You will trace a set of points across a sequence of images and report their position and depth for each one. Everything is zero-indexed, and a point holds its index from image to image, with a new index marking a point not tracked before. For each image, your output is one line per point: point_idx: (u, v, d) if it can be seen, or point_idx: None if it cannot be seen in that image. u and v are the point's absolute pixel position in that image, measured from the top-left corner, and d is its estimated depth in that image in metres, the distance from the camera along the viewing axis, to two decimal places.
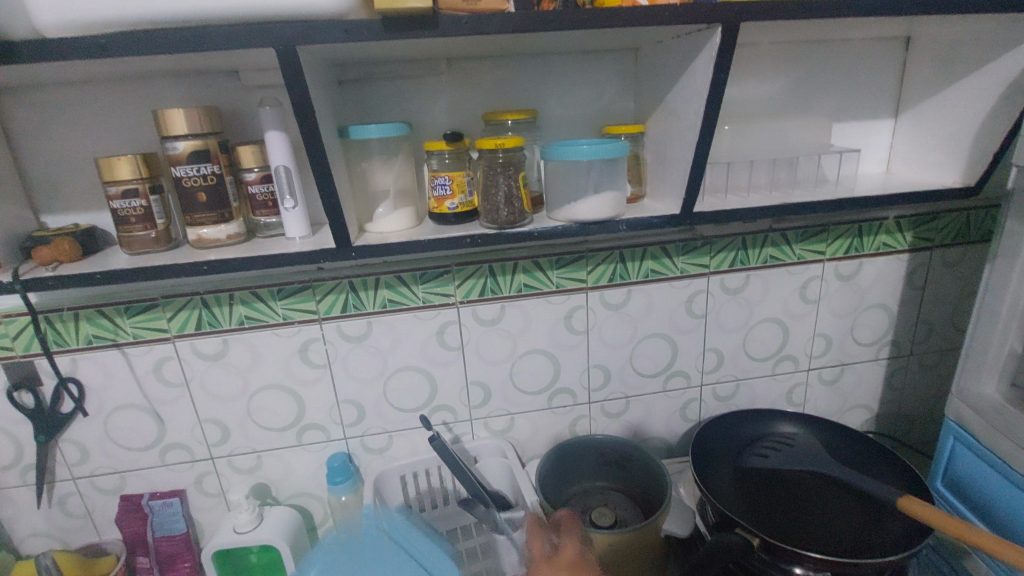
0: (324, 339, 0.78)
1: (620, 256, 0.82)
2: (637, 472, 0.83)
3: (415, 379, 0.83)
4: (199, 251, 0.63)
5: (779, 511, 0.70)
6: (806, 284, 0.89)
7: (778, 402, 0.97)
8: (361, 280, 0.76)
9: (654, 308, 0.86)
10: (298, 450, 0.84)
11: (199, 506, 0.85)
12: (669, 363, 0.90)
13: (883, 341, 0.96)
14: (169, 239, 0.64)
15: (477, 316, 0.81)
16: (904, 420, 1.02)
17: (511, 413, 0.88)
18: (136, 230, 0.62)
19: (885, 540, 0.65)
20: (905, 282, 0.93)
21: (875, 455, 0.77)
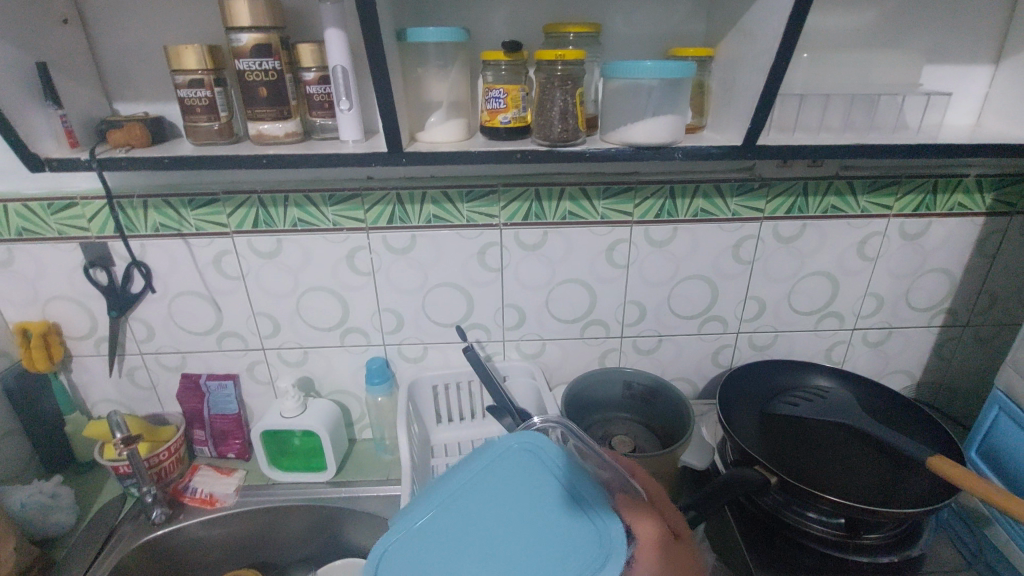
0: (370, 248, 0.81)
1: (670, 192, 0.79)
2: (660, 406, 0.85)
3: (454, 295, 0.85)
4: (258, 147, 0.65)
5: (802, 458, 0.70)
6: (866, 240, 0.85)
7: (814, 358, 0.95)
8: (409, 192, 0.77)
9: (699, 249, 0.84)
10: (340, 351, 0.89)
11: (250, 391, 0.93)
12: (708, 307, 0.89)
13: (939, 307, 0.92)
14: (231, 132, 0.67)
15: (519, 240, 0.81)
16: (947, 392, 0.99)
17: (544, 338, 0.90)
18: (201, 120, 0.65)
19: (908, 496, 0.65)
20: (975, 248, 0.87)
21: (911, 417, 0.75)
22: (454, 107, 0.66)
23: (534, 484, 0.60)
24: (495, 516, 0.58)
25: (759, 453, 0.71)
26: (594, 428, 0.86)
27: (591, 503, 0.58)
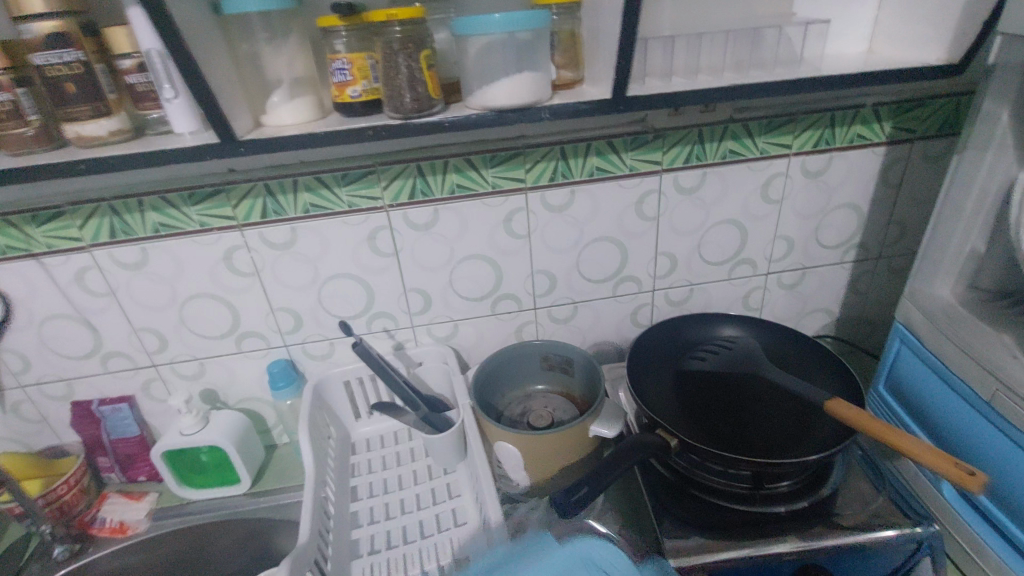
0: (247, 246, 0.75)
1: (561, 153, 0.75)
2: (579, 375, 0.84)
3: (350, 287, 0.80)
4: (81, 149, 0.58)
5: (710, 415, 0.69)
6: (769, 182, 0.83)
7: (733, 307, 0.94)
8: (278, 182, 0.71)
9: (601, 209, 0.80)
10: (240, 357, 0.84)
11: (151, 410, 0.87)
12: (619, 268, 0.86)
13: (850, 243, 0.91)
14: (51, 138, 0.59)
15: (408, 220, 0.76)
16: (867, 326, 1.00)
17: (454, 320, 0.86)
18: (9, 127, 0.57)
19: (813, 441, 0.64)
20: (880, 180, 0.85)
21: (816, 358, 0.74)
22: (296, 85, 0.61)
23: None
24: None
25: (669, 414, 0.70)
26: (512, 405, 0.84)
27: None
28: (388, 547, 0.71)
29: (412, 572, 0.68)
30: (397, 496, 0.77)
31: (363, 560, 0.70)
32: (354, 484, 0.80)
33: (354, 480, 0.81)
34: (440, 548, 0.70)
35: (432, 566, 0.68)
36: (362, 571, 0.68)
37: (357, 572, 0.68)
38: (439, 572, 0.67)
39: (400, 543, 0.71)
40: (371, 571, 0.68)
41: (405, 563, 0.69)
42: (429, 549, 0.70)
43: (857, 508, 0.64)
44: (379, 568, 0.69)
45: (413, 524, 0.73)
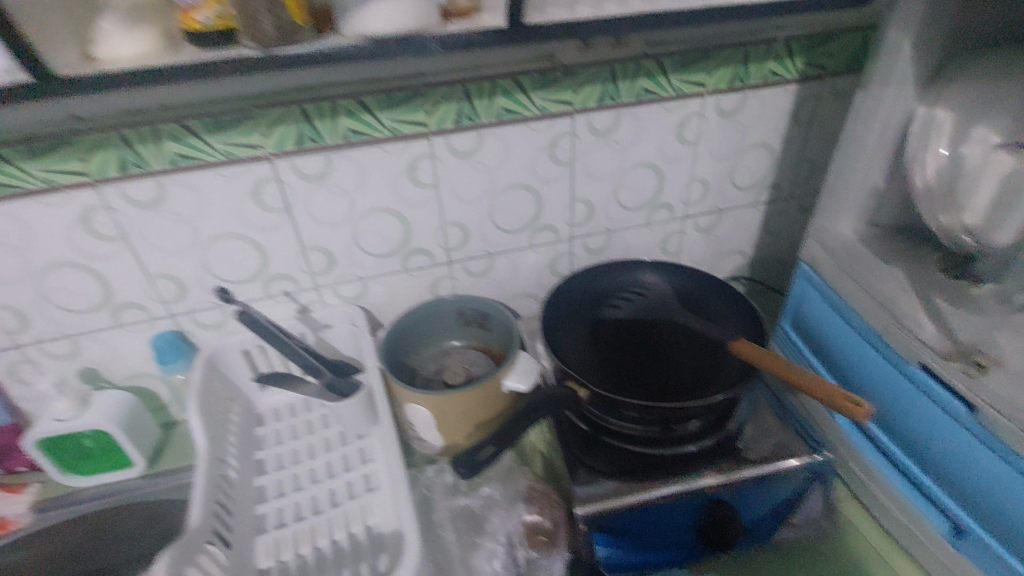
0: (108, 206, 0.65)
1: (465, 92, 0.69)
2: (496, 329, 0.81)
3: (239, 248, 0.72)
4: None
5: (622, 361, 0.69)
6: (684, 123, 0.80)
7: (651, 252, 0.94)
8: (134, 129, 0.61)
9: (511, 154, 0.75)
10: (119, 332, 0.75)
11: (22, 395, 0.77)
12: (535, 217, 0.83)
13: (763, 184, 0.91)
14: None
15: (298, 171, 0.68)
16: (777, 265, 1.03)
17: (362, 278, 0.81)
18: None
19: (720, 381, 0.65)
20: (791, 119, 0.84)
21: (727, 299, 0.75)
22: (135, 14, 0.52)
23: None
24: None
25: (584, 363, 0.69)
26: (428, 363, 0.81)
27: None
28: (296, 519, 0.68)
29: (320, 542, 0.65)
30: (307, 466, 0.74)
31: (269, 535, 0.66)
32: (260, 457, 0.76)
33: (259, 453, 0.76)
34: (351, 516, 0.67)
35: (342, 535, 0.66)
36: (267, 546, 0.65)
37: (262, 548, 0.65)
38: (348, 539, 0.66)
39: (310, 514, 0.68)
40: (277, 546, 0.65)
41: (314, 534, 0.66)
42: (338, 518, 0.67)
43: (764, 441, 0.65)
44: (285, 542, 0.66)
45: (324, 494, 0.70)
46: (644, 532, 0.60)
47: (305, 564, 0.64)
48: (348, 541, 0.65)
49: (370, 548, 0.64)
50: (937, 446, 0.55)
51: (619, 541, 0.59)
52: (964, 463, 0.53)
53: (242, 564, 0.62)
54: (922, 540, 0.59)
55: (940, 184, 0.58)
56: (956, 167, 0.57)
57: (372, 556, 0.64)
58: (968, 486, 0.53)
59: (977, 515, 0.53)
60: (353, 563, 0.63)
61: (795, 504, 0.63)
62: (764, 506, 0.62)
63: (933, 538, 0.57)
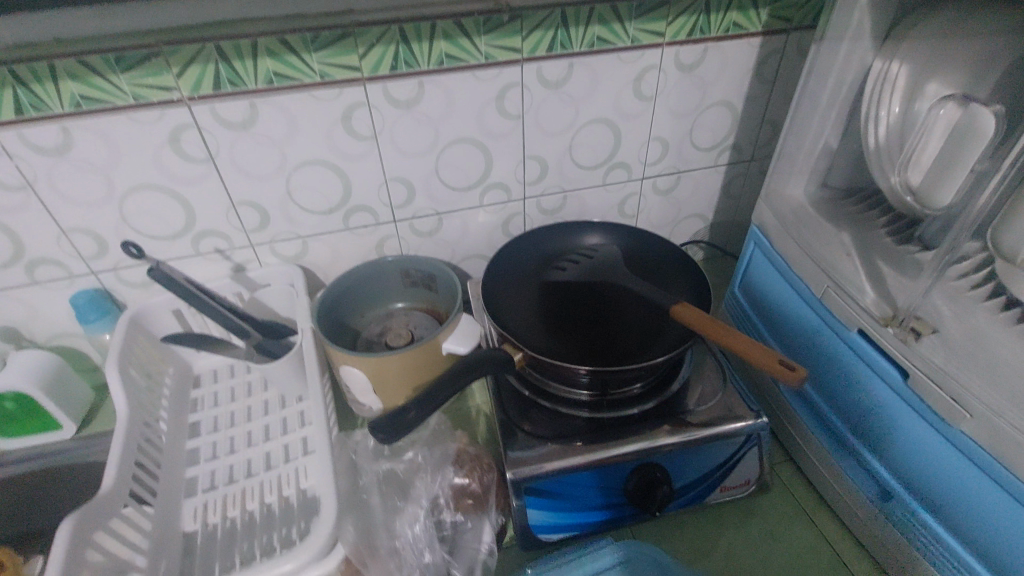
0: (6, 152, 0.60)
1: (402, 34, 0.63)
2: (442, 290, 0.78)
3: (161, 201, 0.68)
4: None
5: (566, 325, 0.67)
6: (642, 76, 0.76)
7: (608, 214, 0.91)
8: (25, 65, 0.55)
9: (456, 105, 0.71)
10: (37, 289, 0.71)
11: None
12: (484, 174, 0.79)
13: (724, 145, 0.88)
14: None
15: (219, 117, 0.63)
16: (738, 230, 1.01)
17: (301, 236, 0.77)
18: None
19: (663, 345, 0.64)
20: (755, 74, 0.81)
21: (677, 263, 0.73)
22: None
23: None
24: None
25: (526, 326, 0.67)
26: (371, 326, 0.79)
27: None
28: (228, 481, 0.66)
29: (251, 506, 0.63)
30: (243, 429, 0.71)
31: (198, 498, 0.65)
32: (195, 419, 0.73)
33: (194, 415, 0.73)
34: (284, 479, 0.65)
35: (273, 498, 0.64)
36: (194, 510, 0.63)
37: (190, 511, 0.63)
38: (280, 502, 0.63)
39: (242, 477, 0.66)
40: (205, 510, 0.63)
41: (244, 497, 0.64)
42: (271, 481, 0.65)
43: (709, 404, 0.63)
44: (214, 505, 0.64)
45: (259, 456, 0.68)
46: (577, 494, 0.58)
47: (234, 527, 0.62)
48: (279, 504, 0.63)
49: (301, 511, 0.62)
50: (871, 413, 0.55)
51: (551, 504, 0.58)
52: (894, 429, 0.52)
53: (167, 527, 0.60)
54: (851, 503, 0.60)
55: (891, 143, 0.56)
56: (908, 125, 0.54)
57: (302, 519, 0.61)
58: (897, 452, 0.53)
59: (903, 480, 0.53)
60: (283, 526, 0.61)
61: (733, 467, 0.62)
62: (701, 468, 0.61)
63: (861, 502, 0.58)
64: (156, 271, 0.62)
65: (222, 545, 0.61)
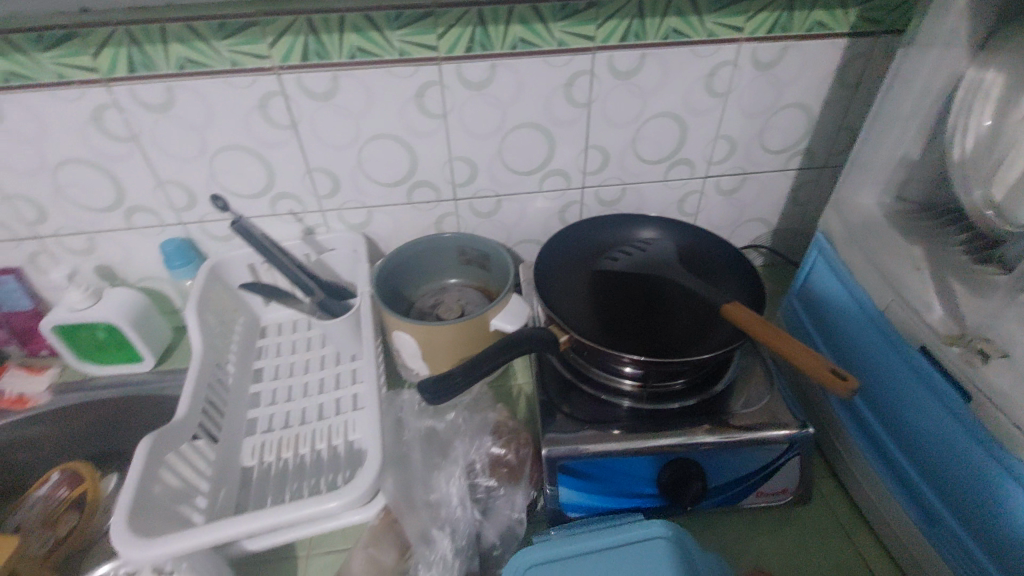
0: (119, 106, 0.66)
1: (479, 16, 0.65)
2: (495, 270, 0.80)
3: (245, 161, 0.73)
4: None
5: (614, 315, 0.67)
6: (715, 72, 0.75)
7: (667, 210, 0.90)
8: (141, 28, 0.61)
9: (525, 90, 0.72)
10: (133, 233, 0.78)
11: (45, 285, 0.82)
12: (545, 160, 0.80)
13: (795, 149, 0.85)
14: None
15: (304, 87, 0.67)
16: (802, 239, 0.97)
17: (367, 206, 0.81)
18: None
19: (711, 343, 0.63)
20: (836, 78, 0.77)
21: (734, 264, 0.72)
22: None
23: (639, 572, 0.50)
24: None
25: (574, 312, 0.68)
26: (425, 298, 0.82)
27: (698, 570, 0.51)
28: (284, 426, 0.71)
29: (302, 450, 0.68)
30: (300, 380, 0.76)
31: (257, 438, 0.70)
32: (259, 366, 0.79)
33: (258, 362, 0.79)
34: (334, 430, 0.69)
35: (323, 445, 0.68)
36: (252, 447, 0.69)
37: (248, 447, 0.69)
38: (329, 450, 0.68)
39: (296, 424, 0.71)
40: (262, 448, 0.69)
41: (297, 442, 0.69)
42: (322, 430, 0.69)
43: (753, 408, 0.62)
44: (270, 445, 0.69)
45: (313, 406, 0.73)
46: (609, 479, 0.59)
47: (286, 467, 0.67)
48: (328, 451, 0.68)
49: (346, 461, 0.66)
50: (924, 433, 0.53)
51: (582, 484, 0.59)
52: (949, 453, 0.50)
53: (227, 460, 0.66)
54: (893, 525, 0.58)
55: (976, 154, 0.53)
56: (999, 137, 0.51)
57: (347, 468, 0.65)
58: (947, 476, 0.51)
59: (950, 505, 0.51)
60: (329, 472, 0.65)
61: (770, 474, 0.61)
62: (736, 471, 0.60)
63: (904, 525, 0.56)
64: (236, 224, 0.67)
65: (275, 482, 0.65)
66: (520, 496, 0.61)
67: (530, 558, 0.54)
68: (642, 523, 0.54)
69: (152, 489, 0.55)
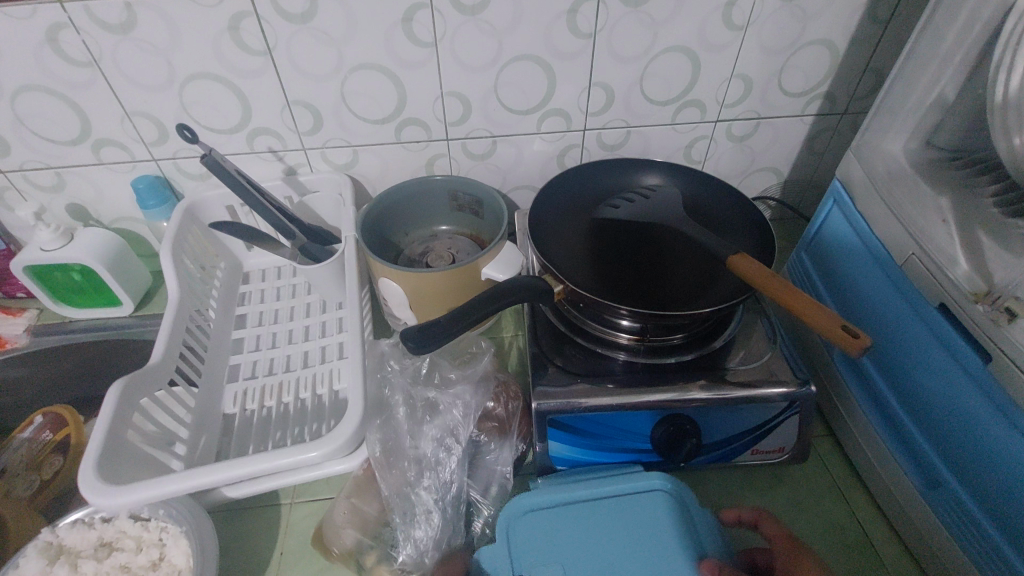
0: (74, 25, 0.60)
1: None
2: (489, 217, 0.76)
3: (218, 91, 0.67)
4: None
5: (613, 265, 0.63)
6: (734, 1, 0.68)
7: (673, 156, 0.85)
8: None
9: (524, 17, 0.66)
10: (102, 170, 0.73)
11: (14, 223, 0.78)
12: (545, 98, 0.74)
13: (816, 92, 0.79)
14: None
15: (279, 8, 0.61)
16: (815, 191, 0.92)
17: (353, 145, 0.75)
18: None
19: (714, 297, 0.60)
20: (867, 11, 0.70)
21: (742, 214, 0.67)
22: None
23: (638, 527, 0.51)
24: (602, 551, 0.50)
25: (571, 261, 0.64)
26: (414, 244, 0.78)
27: (696, 526, 0.51)
28: (267, 373, 0.69)
29: (286, 398, 0.66)
30: (285, 327, 0.74)
31: (239, 385, 0.68)
32: (242, 312, 0.76)
33: (241, 308, 0.76)
34: (319, 379, 0.67)
35: (308, 394, 0.66)
36: (235, 394, 0.67)
37: (230, 395, 0.67)
38: (314, 399, 0.65)
39: (280, 371, 0.69)
40: (244, 396, 0.67)
41: (281, 390, 0.67)
42: (307, 378, 0.67)
43: (752, 364, 0.59)
44: (253, 393, 0.67)
45: (297, 354, 0.70)
46: (601, 433, 0.57)
47: (269, 415, 0.65)
48: (312, 400, 0.66)
49: (331, 410, 0.64)
50: (935, 395, 0.50)
51: (573, 438, 0.57)
52: (959, 415, 0.48)
53: (209, 406, 0.64)
54: (891, 486, 0.56)
55: None
56: None
57: (331, 417, 0.63)
58: (955, 440, 0.48)
59: (955, 469, 0.49)
60: (313, 422, 0.63)
61: (766, 433, 0.59)
62: (731, 428, 0.58)
63: (904, 487, 0.54)
64: (206, 159, 0.62)
65: (257, 430, 0.64)
66: (508, 449, 0.59)
67: (526, 503, 0.54)
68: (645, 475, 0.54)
69: (126, 435, 0.53)
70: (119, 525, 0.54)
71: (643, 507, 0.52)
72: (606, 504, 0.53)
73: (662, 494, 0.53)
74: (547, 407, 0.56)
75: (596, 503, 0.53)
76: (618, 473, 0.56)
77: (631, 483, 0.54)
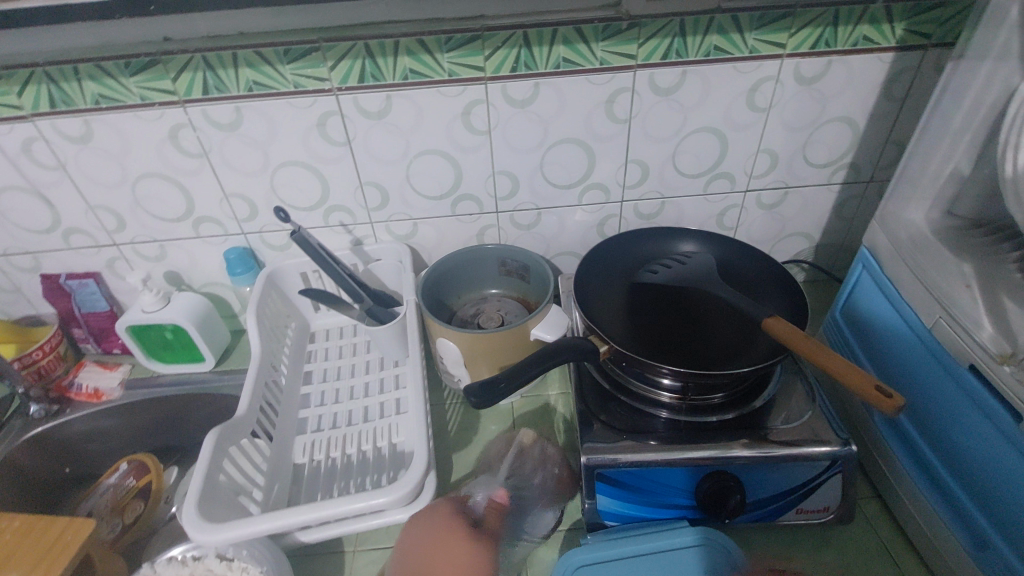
0: (193, 125, 0.72)
1: (524, 38, 0.68)
2: (535, 282, 0.82)
3: (302, 175, 0.78)
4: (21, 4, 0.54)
5: (653, 327, 0.68)
6: (757, 87, 0.75)
7: (706, 224, 0.91)
8: (215, 54, 0.66)
9: (567, 107, 0.75)
10: (199, 242, 0.84)
11: (119, 288, 0.90)
12: (585, 174, 0.82)
13: (840, 163, 0.84)
14: None
15: (359, 106, 0.72)
16: (848, 254, 0.96)
17: (413, 218, 0.85)
18: None
19: (752, 358, 0.63)
20: (882, 92, 0.77)
21: (774, 279, 0.72)
22: None
23: None
24: None
25: (613, 323, 0.69)
26: (466, 307, 0.85)
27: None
28: (332, 426, 0.75)
29: (349, 450, 0.72)
30: (348, 383, 0.80)
31: (307, 437, 0.74)
32: (309, 369, 0.83)
33: (308, 365, 0.84)
34: (379, 432, 0.73)
35: (369, 446, 0.71)
36: (303, 446, 0.73)
37: (299, 446, 0.73)
38: (374, 451, 0.71)
39: (344, 425, 0.75)
40: (312, 447, 0.73)
41: (345, 442, 0.72)
42: (369, 432, 0.73)
43: (792, 424, 0.62)
44: (320, 444, 0.73)
45: (359, 409, 0.76)
46: (646, 488, 0.60)
47: (334, 465, 0.71)
48: (374, 452, 0.71)
49: (391, 462, 0.69)
50: (974, 454, 0.52)
51: (620, 492, 0.60)
52: (998, 475, 0.49)
53: (281, 457, 0.70)
54: (941, 550, 0.57)
55: None
56: None
57: (391, 468, 0.68)
58: (997, 499, 0.49)
59: (1001, 530, 0.49)
60: (374, 473, 0.68)
61: (810, 492, 0.60)
62: (774, 487, 0.60)
63: (954, 551, 0.55)
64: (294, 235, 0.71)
65: (324, 479, 0.69)
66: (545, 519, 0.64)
67: (570, 563, 0.56)
68: (675, 532, 0.57)
69: (217, 479, 0.60)
70: (207, 564, 0.60)
71: (684, 560, 0.55)
72: (649, 558, 0.56)
73: (702, 547, 0.55)
74: (595, 462, 0.59)
75: (638, 558, 0.56)
76: (659, 525, 0.59)
77: (673, 537, 0.57)
